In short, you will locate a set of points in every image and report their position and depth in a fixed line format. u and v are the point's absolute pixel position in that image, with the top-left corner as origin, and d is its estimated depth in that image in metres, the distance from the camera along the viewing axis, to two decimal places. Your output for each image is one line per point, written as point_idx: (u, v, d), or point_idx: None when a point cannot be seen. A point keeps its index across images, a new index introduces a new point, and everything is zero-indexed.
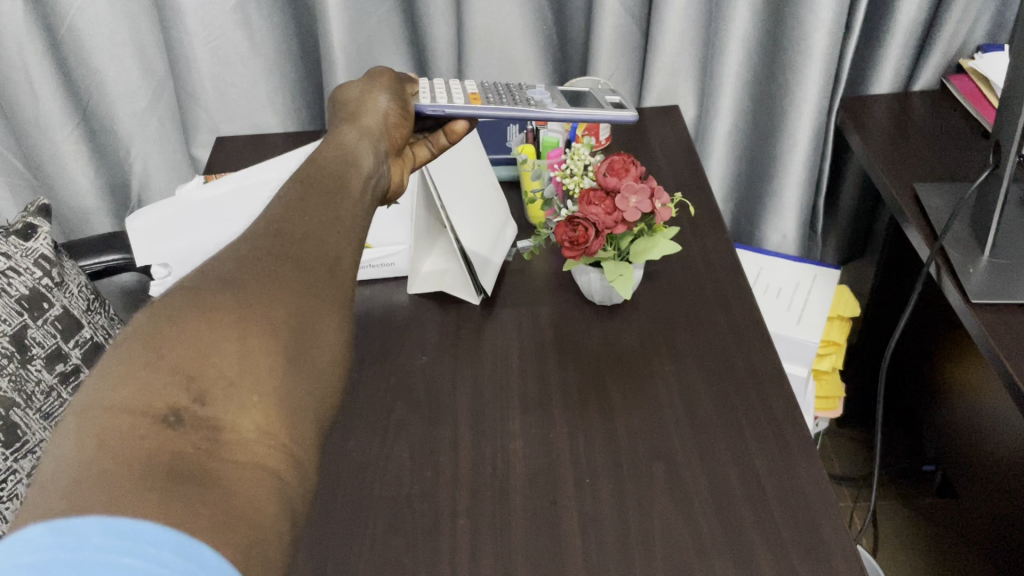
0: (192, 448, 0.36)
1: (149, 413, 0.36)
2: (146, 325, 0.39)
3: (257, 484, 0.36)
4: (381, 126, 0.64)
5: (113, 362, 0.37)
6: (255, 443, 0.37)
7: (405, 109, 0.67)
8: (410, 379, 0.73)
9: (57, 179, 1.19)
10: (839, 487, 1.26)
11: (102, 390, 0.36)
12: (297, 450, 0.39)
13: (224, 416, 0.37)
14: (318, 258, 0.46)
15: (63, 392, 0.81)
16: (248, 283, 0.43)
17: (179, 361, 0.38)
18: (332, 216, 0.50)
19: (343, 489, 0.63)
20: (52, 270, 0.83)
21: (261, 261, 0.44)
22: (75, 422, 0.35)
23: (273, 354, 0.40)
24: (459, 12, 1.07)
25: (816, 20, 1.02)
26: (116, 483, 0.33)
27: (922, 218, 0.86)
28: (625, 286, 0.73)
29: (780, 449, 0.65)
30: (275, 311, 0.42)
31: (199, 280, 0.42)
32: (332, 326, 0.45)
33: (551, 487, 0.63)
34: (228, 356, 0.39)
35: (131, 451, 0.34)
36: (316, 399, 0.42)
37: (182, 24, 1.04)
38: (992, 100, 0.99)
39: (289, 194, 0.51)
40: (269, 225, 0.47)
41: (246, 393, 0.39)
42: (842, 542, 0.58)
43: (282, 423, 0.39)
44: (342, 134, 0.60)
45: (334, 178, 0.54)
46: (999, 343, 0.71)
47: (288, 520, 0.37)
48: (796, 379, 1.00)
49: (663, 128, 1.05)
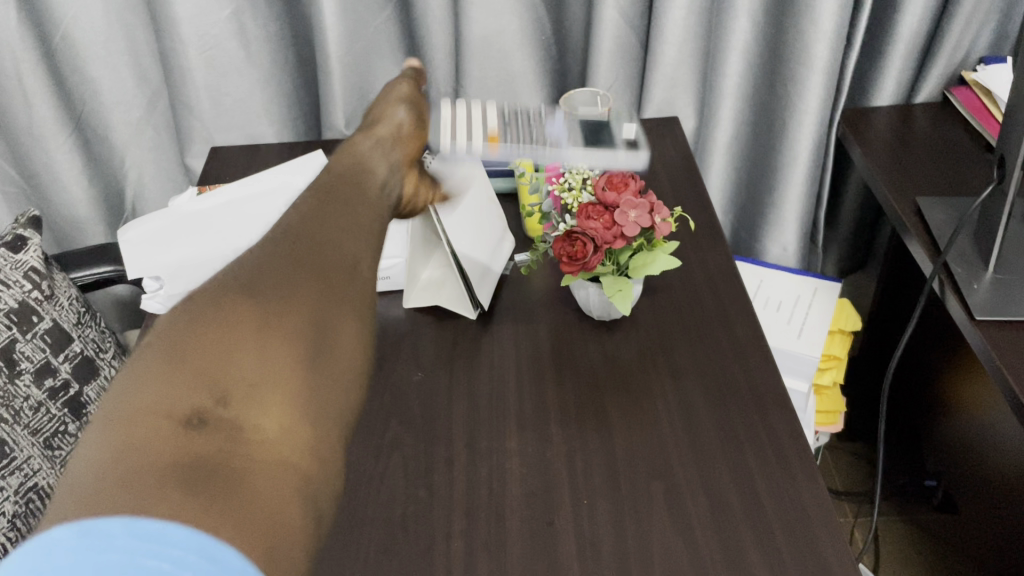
0: (214, 449, 0.35)
1: (172, 414, 0.35)
2: (171, 326, 0.38)
3: (278, 483, 0.35)
4: (396, 135, 0.62)
5: (139, 366, 0.37)
6: (277, 444, 0.36)
7: (421, 120, 0.66)
8: (405, 396, 0.72)
9: (50, 189, 1.18)
10: (840, 502, 1.25)
11: (127, 392, 0.35)
12: (323, 450, 0.38)
13: (247, 417, 0.36)
14: (342, 260, 0.44)
15: (52, 407, 0.80)
16: (271, 282, 0.41)
17: (201, 362, 0.37)
18: (354, 215, 0.48)
19: (335, 511, 0.62)
20: (42, 283, 0.81)
21: (283, 257, 0.42)
22: (101, 425, 0.34)
23: (296, 355, 0.39)
24: (458, 22, 1.06)
25: (817, 32, 1.02)
26: (137, 484, 0.32)
27: (924, 232, 0.85)
28: (624, 302, 0.71)
29: (782, 470, 0.63)
30: (298, 309, 0.40)
31: (223, 280, 0.41)
32: (357, 327, 0.43)
33: (549, 507, 0.62)
34: (250, 356, 0.38)
35: (154, 452, 0.33)
36: (343, 398, 0.40)
37: (176, 33, 1.03)
38: (995, 113, 0.98)
39: (310, 194, 0.48)
40: (292, 221, 0.45)
41: (268, 393, 0.37)
42: (845, 566, 0.57)
43: (305, 424, 0.38)
44: (355, 142, 0.58)
45: (354, 183, 0.51)
46: (1004, 361, 0.69)
47: (312, 523, 0.35)
48: (797, 394, 0.97)
49: (662, 141, 1.04)
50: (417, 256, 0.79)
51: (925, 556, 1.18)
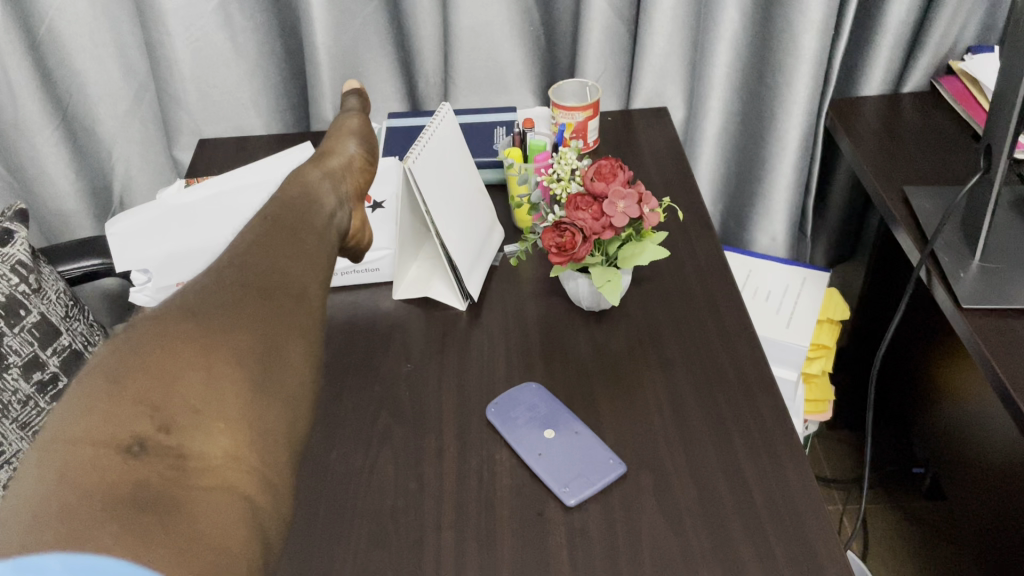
0: (157, 477, 0.35)
1: (113, 444, 0.35)
2: (109, 356, 0.38)
3: (224, 509, 0.36)
4: (344, 167, 0.66)
5: (76, 395, 0.36)
6: (224, 468, 0.37)
7: (370, 159, 0.70)
8: (395, 388, 0.72)
9: (36, 182, 1.17)
10: (829, 490, 1.26)
11: (65, 421, 0.35)
12: (268, 473, 0.39)
13: (191, 445, 0.37)
14: (286, 288, 0.46)
15: (40, 401, 0.81)
16: (213, 312, 0.42)
17: (142, 390, 0.37)
18: (297, 247, 0.50)
19: (325, 502, 0.62)
20: (30, 276, 0.81)
21: (225, 290, 0.44)
22: (36, 457, 0.34)
23: (240, 381, 0.40)
24: (446, 14, 1.06)
25: (805, 21, 1.02)
26: (76, 517, 0.32)
27: (912, 222, 0.86)
28: (613, 292, 0.72)
29: (771, 459, 0.64)
30: (242, 336, 0.42)
31: (163, 308, 0.41)
32: (299, 352, 0.45)
33: (538, 498, 0.62)
34: (193, 383, 0.38)
35: (94, 485, 0.34)
36: (287, 422, 0.42)
37: (163, 24, 1.02)
38: (983, 102, 0.99)
39: (252, 229, 0.50)
40: (233, 256, 0.47)
41: (212, 421, 0.38)
42: (833, 553, 0.57)
43: (253, 447, 0.39)
44: (305, 173, 0.60)
45: (298, 216, 0.53)
46: (990, 349, 0.70)
47: (258, 546, 0.37)
48: (786, 383, 0.98)
49: (651, 131, 1.04)
50: (406, 248, 0.79)
51: (914, 542, 1.18)
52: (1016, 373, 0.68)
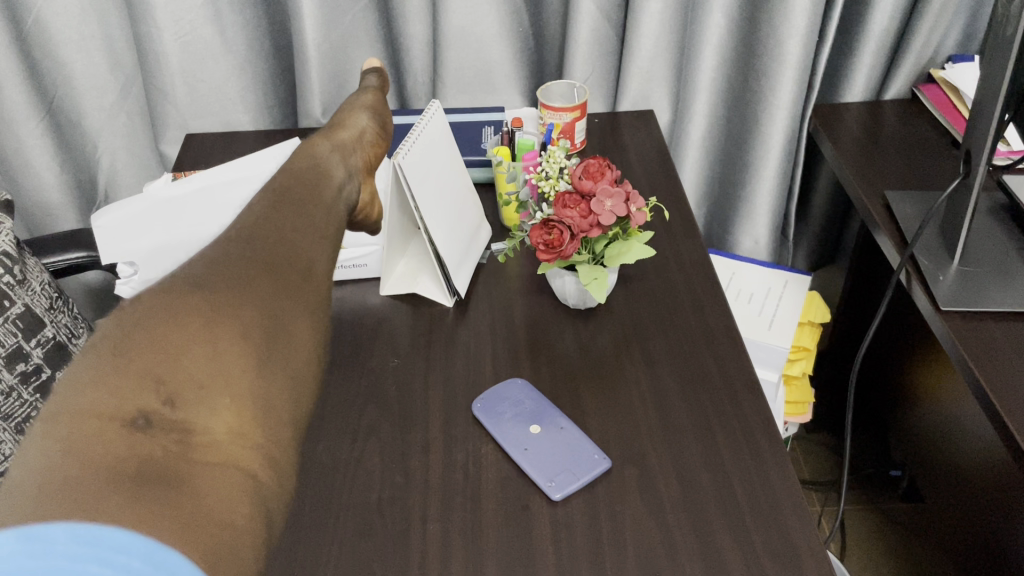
0: (162, 452, 0.36)
1: (118, 416, 0.35)
2: (115, 330, 0.39)
3: (228, 483, 0.37)
4: (356, 140, 0.68)
5: (81, 368, 0.37)
6: (228, 443, 0.38)
7: (382, 131, 0.73)
8: (381, 382, 0.72)
9: (20, 175, 1.16)
10: (807, 490, 1.27)
11: (70, 395, 0.36)
12: (273, 450, 0.40)
13: (195, 420, 0.37)
14: (293, 264, 0.47)
15: (23, 392, 0.80)
16: (218, 285, 0.43)
17: (148, 363, 0.38)
18: (305, 223, 0.50)
19: (312, 495, 0.62)
20: (14, 268, 0.80)
21: (232, 264, 0.44)
22: (43, 427, 0.35)
23: (245, 356, 0.41)
24: (436, 13, 1.07)
25: (790, 27, 1.03)
26: (82, 488, 0.32)
27: (892, 225, 0.87)
28: (599, 290, 0.72)
29: (754, 457, 0.65)
30: (247, 311, 0.42)
31: (170, 282, 0.42)
32: (305, 329, 0.45)
33: (523, 492, 0.62)
34: (198, 358, 0.39)
35: (99, 457, 0.34)
36: (292, 400, 0.42)
37: (151, 18, 1.02)
38: (962, 111, 1.01)
39: (262, 202, 0.50)
40: (240, 231, 0.47)
41: (216, 396, 0.39)
42: (812, 546, 0.58)
43: (255, 424, 0.39)
44: (315, 145, 0.62)
45: (308, 191, 0.54)
46: (968, 350, 0.71)
47: (261, 521, 0.37)
48: (768, 385, 1.01)
49: (638, 133, 1.05)
50: (394, 244, 0.79)
51: (891, 541, 1.20)
52: (991, 373, 0.69)
